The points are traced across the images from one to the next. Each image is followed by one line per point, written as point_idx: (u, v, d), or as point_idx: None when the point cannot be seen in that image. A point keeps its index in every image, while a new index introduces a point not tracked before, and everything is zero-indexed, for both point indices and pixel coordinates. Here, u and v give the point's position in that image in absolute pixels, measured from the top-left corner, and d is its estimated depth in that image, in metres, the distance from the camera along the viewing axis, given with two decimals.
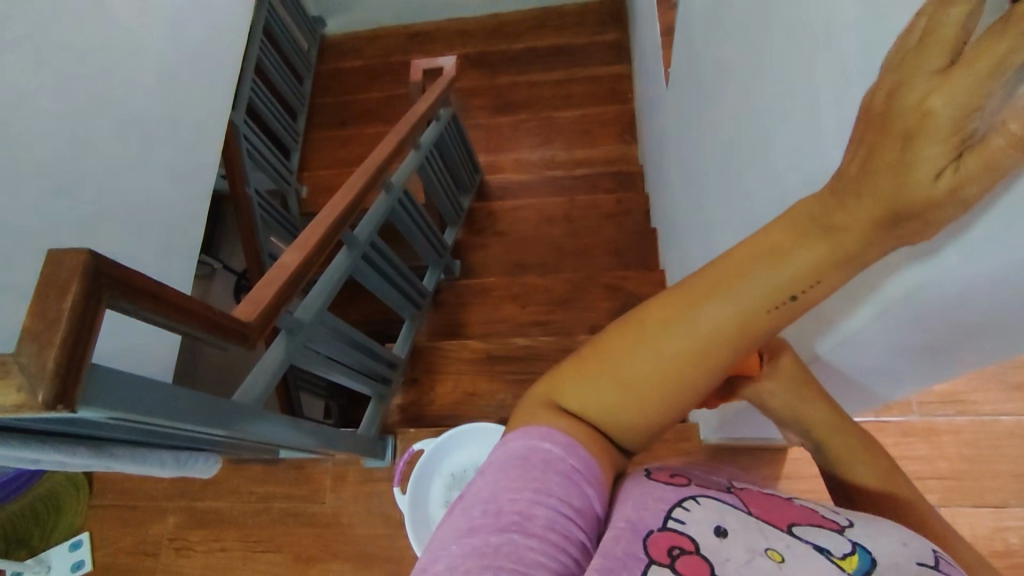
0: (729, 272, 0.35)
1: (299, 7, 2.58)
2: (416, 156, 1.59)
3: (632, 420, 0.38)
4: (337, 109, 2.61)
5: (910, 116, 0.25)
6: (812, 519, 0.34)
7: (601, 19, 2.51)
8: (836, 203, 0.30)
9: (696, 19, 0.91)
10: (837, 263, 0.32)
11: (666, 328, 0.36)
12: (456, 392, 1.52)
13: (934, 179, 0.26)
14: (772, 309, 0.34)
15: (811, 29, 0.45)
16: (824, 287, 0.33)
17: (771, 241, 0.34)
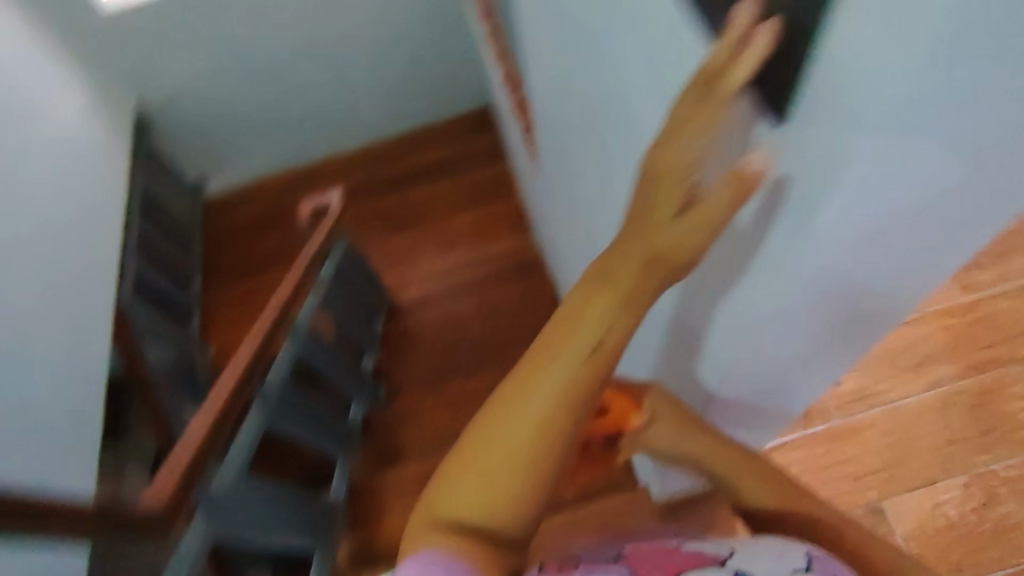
0: (544, 351, 0.39)
1: (176, 173, 2.57)
2: (316, 295, 1.61)
3: (507, 510, 0.39)
4: (234, 263, 2.58)
5: (658, 168, 0.38)
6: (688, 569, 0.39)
7: (473, 127, 2.68)
8: (612, 262, 0.40)
9: (549, 113, 1.01)
10: (623, 313, 0.39)
11: (506, 409, 0.39)
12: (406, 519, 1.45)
13: (672, 225, 0.38)
14: (586, 360, 0.39)
15: (640, 110, 0.53)
16: (618, 334, 0.39)
17: (569, 313, 0.40)
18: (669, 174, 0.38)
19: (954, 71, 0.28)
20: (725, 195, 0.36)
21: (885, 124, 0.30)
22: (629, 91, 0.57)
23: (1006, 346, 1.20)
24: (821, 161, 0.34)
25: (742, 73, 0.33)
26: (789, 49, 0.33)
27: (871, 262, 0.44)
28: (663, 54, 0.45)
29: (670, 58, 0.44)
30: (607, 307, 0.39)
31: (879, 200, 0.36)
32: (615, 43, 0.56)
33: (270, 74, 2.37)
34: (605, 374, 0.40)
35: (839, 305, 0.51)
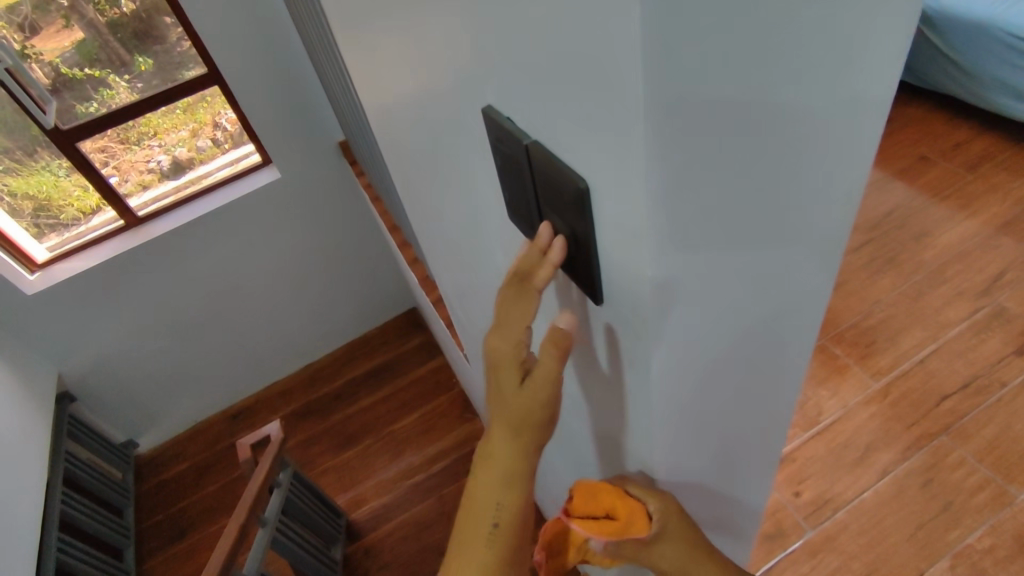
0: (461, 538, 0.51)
1: (103, 439, 2.47)
2: (265, 536, 1.51)
3: None
4: (170, 523, 2.38)
5: (497, 354, 0.45)
6: None
7: (404, 330, 2.80)
8: (489, 443, 0.49)
9: (456, 307, 1.11)
10: (507, 479, 0.49)
11: None
12: None
13: (522, 392, 0.45)
14: (490, 535, 0.49)
15: (509, 297, 0.62)
16: (506, 502, 0.49)
17: (471, 497, 0.51)
18: (504, 357, 0.45)
19: (692, 253, 0.33)
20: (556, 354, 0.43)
21: (664, 301, 0.34)
22: (493, 274, 0.64)
23: (928, 419, 1.28)
24: (632, 330, 0.38)
25: (545, 271, 0.40)
26: (576, 249, 0.38)
27: (726, 387, 0.47)
28: (506, 239, 0.52)
29: (511, 242, 0.51)
30: (492, 489, 0.49)
31: (698, 346, 0.40)
32: (473, 238, 0.64)
33: (202, 321, 2.43)
34: (512, 535, 0.50)
35: (731, 423, 0.54)
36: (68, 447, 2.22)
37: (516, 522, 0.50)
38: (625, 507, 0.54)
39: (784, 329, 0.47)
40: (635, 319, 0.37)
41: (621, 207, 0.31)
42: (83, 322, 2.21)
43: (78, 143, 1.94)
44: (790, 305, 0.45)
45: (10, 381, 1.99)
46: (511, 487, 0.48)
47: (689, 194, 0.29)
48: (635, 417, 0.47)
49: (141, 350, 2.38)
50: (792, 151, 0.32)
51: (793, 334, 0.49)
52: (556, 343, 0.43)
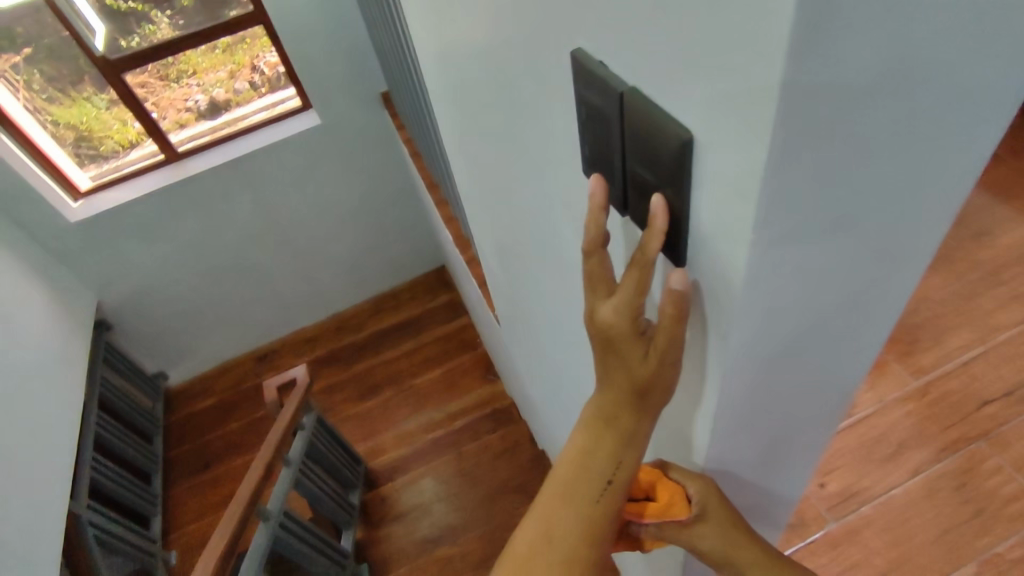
0: (558, 489, 0.46)
1: (136, 369, 2.55)
2: (288, 475, 1.55)
3: None
4: (197, 454, 2.47)
5: (606, 328, 0.42)
6: None
7: (432, 287, 2.81)
8: (606, 404, 0.45)
9: (495, 268, 1.09)
10: (622, 441, 0.45)
11: (535, 546, 0.45)
12: None
13: (644, 358, 0.41)
14: (599, 498, 0.45)
15: (561, 259, 0.60)
16: (625, 464, 0.45)
17: (578, 453, 0.46)
18: (618, 330, 0.41)
19: (797, 223, 0.30)
20: (674, 313, 0.37)
21: (757, 273, 0.31)
22: (548, 234, 0.62)
23: (967, 423, 1.24)
24: (714, 300, 0.35)
25: (653, 242, 0.35)
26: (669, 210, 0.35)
27: (796, 374, 0.44)
28: (572, 199, 0.50)
29: (578, 202, 0.48)
30: (609, 451, 0.45)
31: (781, 327, 0.37)
32: (532, 195, 0.61)
33: (234, 262, 2.46)
34: (619, 503, 0.46)
35: (796, 414, 0.51)
36: (103, 373, 2.29)
37: (627, 488, 0.46)
38: (665, 488, 0.53)
39: (868, 322, 0.44)
40: (720, 290, 0.34)
41: (727, 163, 0.28)
42: (122, 254, 2.26)
43: (123, 74, 1.94)
44: (882, 297, 0.42)
45: (51, 306, 2.05)
46: (627, 449, 0.44)
47: (809, 155, 0.26)
48: (696, 394, 0.44)
49: (175, 285, 2.43)
50: (923, 122, 0.29)
51: (877, 329, 0.45)
52: (673, 305, 0.36)
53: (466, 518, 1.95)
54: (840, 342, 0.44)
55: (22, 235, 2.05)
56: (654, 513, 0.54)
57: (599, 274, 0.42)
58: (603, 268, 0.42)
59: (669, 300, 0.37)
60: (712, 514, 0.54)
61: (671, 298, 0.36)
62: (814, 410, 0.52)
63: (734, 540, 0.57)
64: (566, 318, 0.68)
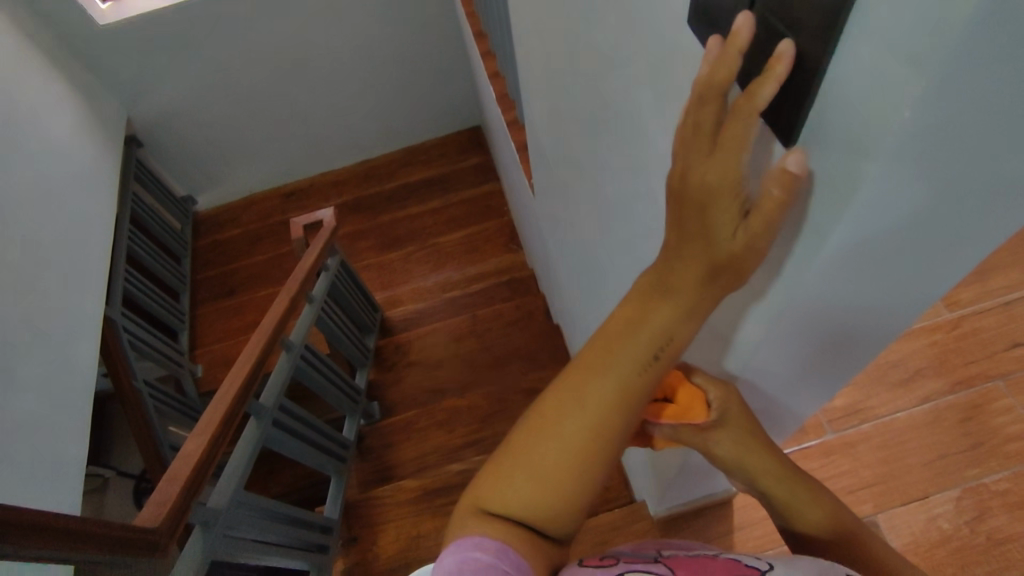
0: (596, 356, 0.41)
1: (167, 191, 2.58)
2: (311, 311, 1.59)
3: (562, 505, 0.40)
4: (223, 280, 2.56)
5: (700, 191, 0.34)
6: (735, 570, 0.41)
7: (464, 146, 2.71)
8: (672, 271, 0.39)
9: (540, 137, 1.04)
10: (678, 319, 0.39)
11: (562, 405, 0.40)
12: (400, 539, 1.32)
13: (732, 237, 0.34)
14: (640, 372, 0.40)
15: (619, 141, 0.58)
16: (676, 343, 0.40)
17: (625, 317, 0.41)
18: (717, 194, 0.33)
19: (962, 113, 0.24)
20: (781, 198, 0.30)
21: (890, 170, 0.26)
22: (615, 101, 0.55)
23: (990, 361, 1.23)
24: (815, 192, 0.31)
25: (767, 91, 0.28)
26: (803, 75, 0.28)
27: (857, 304, 0.41)
28: (650, 65, 0.44)
29: (654, 78, 0.44)
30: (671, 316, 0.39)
31: (873, 243, 0.33)
32: (603, 63, 0.56)
33: (265, 90, 2.36)
34: (659, 380, 0.41)
35: (843, 340, 0.48)
36: (135, 189, 2.31)
37: (670, 369, 0.41)
38: (685, 393, 0.54)
39: (959, 264, 0.39)
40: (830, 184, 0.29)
41: (897, 19, 0.22)
42: (153, 68, 2.19)
43: None
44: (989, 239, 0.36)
45: (83, 113, 2.02)
46: (684, 322, 0.39)
47: (1012, 30, 0.20)
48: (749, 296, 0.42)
49: (205, 110, 2.37)
50: None
51: (955, 276, 0.41)
52: (781, 190, 0.30)
53: (472, 372, 1.98)
54: (921, 278, 0.40)
55: (50, 32, 1.98)
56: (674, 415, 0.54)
57: (701, 123, 0.32)
58: (713, 119, 0.32)
59: (772, 179, 0.30)
60: (734, 420, 0.55)
61: (774, 173, 0.30)
62: (857, 342, 0.49)
63: (749, 450, 0.58)
64: (613, 202, 0.65)
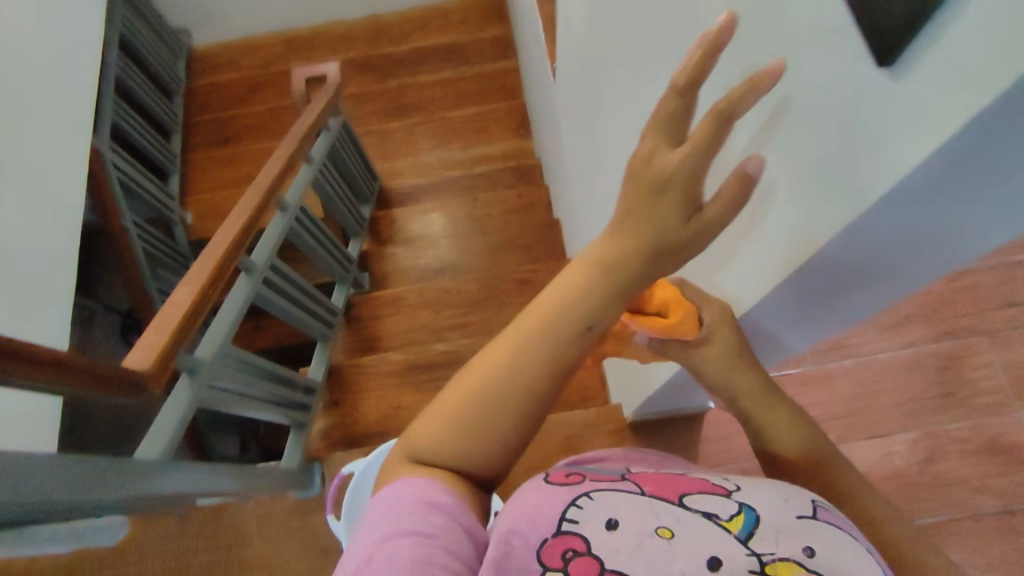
0: (529, 320, 0.39)
1: (159, 19, 2.38)
2: (309, 171, 1.53)
3: (488, 460, 0.40)
4: (218, 127, 2.45)
5: (657, 176, 0.36)
6: (704, 488, 0.41)
7: (485, 15, 2.51)
8: (611, 241, 0.38)
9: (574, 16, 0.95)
10: (607, 290, 0.39)
11: (492, 364, 0.39)
12: (381, 408, 1.37)
13: (682, 226, 0.37)
14: (575, 338, 0.39)
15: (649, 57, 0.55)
16: (607, 314, 0.39)
17: (563, 285, 0.40)
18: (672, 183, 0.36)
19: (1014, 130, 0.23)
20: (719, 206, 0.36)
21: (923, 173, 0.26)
22: None
23: (981, 316, 1.23)
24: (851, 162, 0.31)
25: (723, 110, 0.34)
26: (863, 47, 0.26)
27: (842, 285, 0.42)
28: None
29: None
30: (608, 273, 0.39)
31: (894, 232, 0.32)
32: None
33: None
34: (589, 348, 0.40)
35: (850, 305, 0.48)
36: (124, 11, 2.12)
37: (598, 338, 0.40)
38: (677, 308, 0.53)
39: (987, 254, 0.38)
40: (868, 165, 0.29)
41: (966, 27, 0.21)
42: None
43: None
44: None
45: None
46: (616, 291, 0.39)
47: None
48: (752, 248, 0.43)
49: None
50: None
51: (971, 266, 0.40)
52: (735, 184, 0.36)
53: (468, 257, 1.96)
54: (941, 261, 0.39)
55: None
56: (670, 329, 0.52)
57: (670, 119, 0.36)
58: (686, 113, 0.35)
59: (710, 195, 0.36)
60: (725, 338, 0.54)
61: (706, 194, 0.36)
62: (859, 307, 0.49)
63: (735, 368, 0.58)
64: (642, 103, 0.61)
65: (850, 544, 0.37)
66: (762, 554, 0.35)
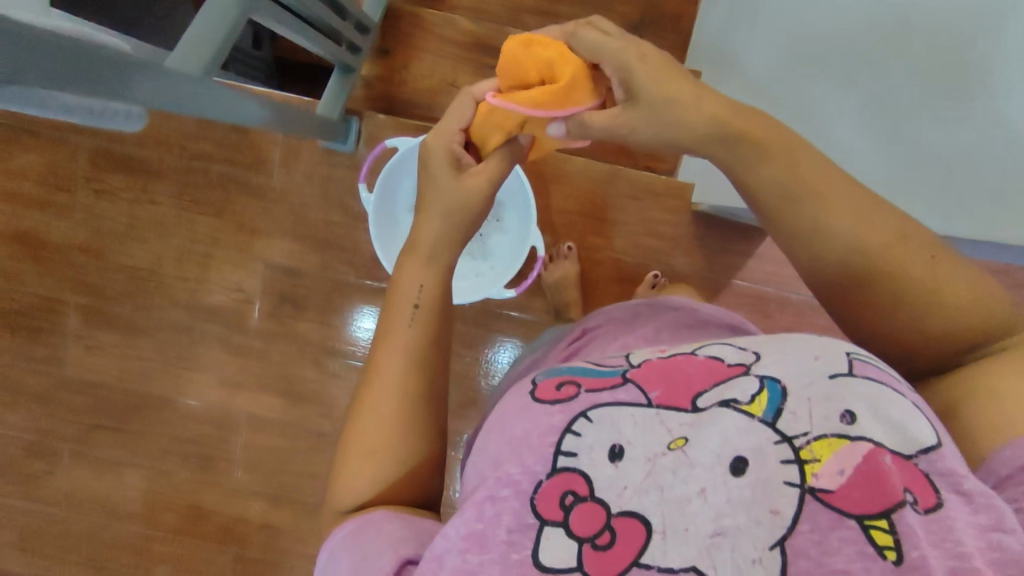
0: (379, 341, 0.61)
1: None
2: None
3: (395, 453, 0.57)
4: None
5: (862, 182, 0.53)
6: (718, 375, 0.48)
7: None
8: (411, 251, 0.63)
9: None
10: (426, 261, 0.62)
11: (371, 373, 0.60)
12: (434, 79, 1.18)
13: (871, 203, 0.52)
14: (416, 307, 0.61)
15: None
16: (428, 286, 0.61)
17: (393, 296, 0.62)
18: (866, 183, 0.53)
19: None
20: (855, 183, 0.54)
21: None
22: None
23: None
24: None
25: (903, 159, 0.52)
26: None
27: None
28: None
29: None
30: (436, 228, 0.62)
31: None
32: None
33: None
34: (435, 315, 0.61)
35: None
36: None
37: (435, 303, 0.61)
38: (562, 67, 0.57)
39: None
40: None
41: None
42: None
43: None
44: None
45: None
46: (433, 261, 0.62)
47: None
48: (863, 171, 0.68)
49: None
50: None
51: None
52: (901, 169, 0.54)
53: None
54: None
55: None
56: (550, 98, 0.57)
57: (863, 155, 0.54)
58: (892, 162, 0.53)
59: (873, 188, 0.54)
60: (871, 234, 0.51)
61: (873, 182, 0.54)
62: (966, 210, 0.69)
63: (841, 212, 0.51)
64: None
65: (897, 403, 0.44)
66: (795, 440, 0.43)
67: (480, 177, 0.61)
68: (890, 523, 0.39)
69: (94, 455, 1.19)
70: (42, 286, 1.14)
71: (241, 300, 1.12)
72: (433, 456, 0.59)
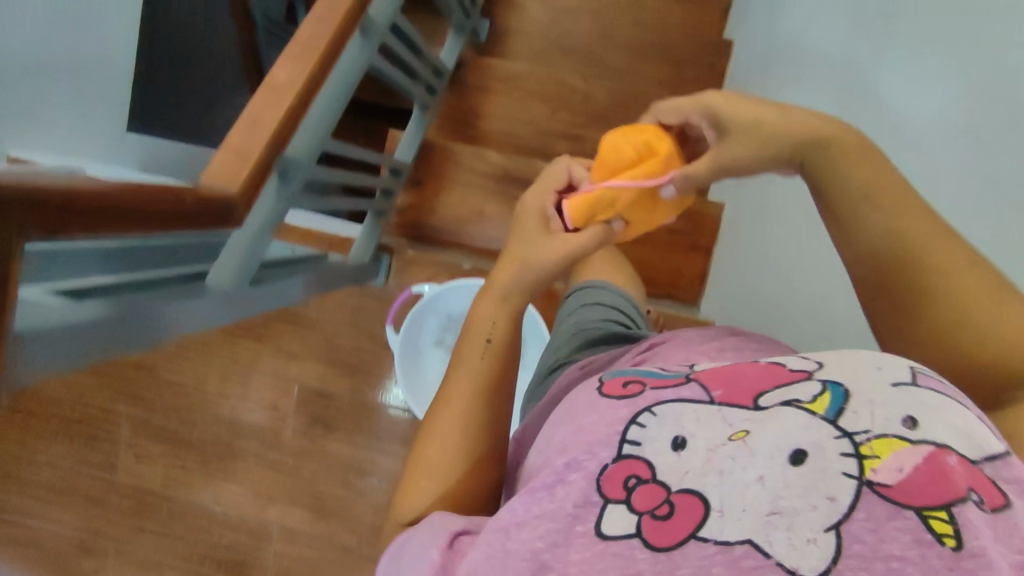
0: (452, 375, 0.60)
1: None
2: None
3: (458, 474, 0.54)
4: None
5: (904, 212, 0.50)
6: (780, 377, 0.42)
7: None
8: (484, 294, 0.62)
9: None
10: (503, 298, 0.60)
11: (440, 405, 0.59)
12: (462, 210, 1.25)
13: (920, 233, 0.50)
14: (488, 340, 0.59)
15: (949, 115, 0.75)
16: (501, 321, 0.60)
17: (469, 328, 0.61)
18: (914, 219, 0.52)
19: None
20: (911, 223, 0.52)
21: None
22: None
23: None
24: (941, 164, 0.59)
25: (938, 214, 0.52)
26: None
27: None
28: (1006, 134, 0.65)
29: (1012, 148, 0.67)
30: (514, 279, 0.60)
31: None
32: None
33: None
34: (505, 349, 0.59)
35: None
36: None
37: (505, 338, 0.59)
38: (660, 138, 0.57)
39: None
40: None
41: None
42: None
43: None
44: None
45: None
46: (505, 301, 0.60)
47: None
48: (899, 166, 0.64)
49: None
50: None
51: None
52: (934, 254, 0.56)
53: None
54: None
55: None
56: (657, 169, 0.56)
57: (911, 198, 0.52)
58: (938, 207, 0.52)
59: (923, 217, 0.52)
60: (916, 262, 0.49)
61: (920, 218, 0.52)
62: None
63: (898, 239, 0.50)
64: None
65: (959, 408, 0.36)
66: (854, 435, 0.36)
67: (563, 244, 0.58)
68: (948, 513, 0.32)
69: (134, 552, 1.26)
70: (97, 395, 1.23)
71: (273, 417, 1.19)
72: (489, 478, 0.56)
